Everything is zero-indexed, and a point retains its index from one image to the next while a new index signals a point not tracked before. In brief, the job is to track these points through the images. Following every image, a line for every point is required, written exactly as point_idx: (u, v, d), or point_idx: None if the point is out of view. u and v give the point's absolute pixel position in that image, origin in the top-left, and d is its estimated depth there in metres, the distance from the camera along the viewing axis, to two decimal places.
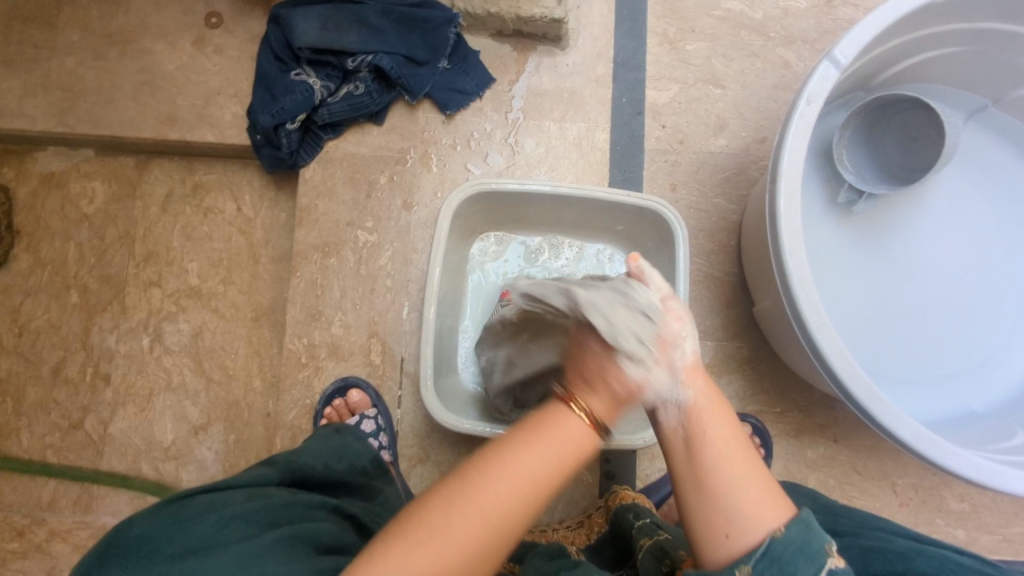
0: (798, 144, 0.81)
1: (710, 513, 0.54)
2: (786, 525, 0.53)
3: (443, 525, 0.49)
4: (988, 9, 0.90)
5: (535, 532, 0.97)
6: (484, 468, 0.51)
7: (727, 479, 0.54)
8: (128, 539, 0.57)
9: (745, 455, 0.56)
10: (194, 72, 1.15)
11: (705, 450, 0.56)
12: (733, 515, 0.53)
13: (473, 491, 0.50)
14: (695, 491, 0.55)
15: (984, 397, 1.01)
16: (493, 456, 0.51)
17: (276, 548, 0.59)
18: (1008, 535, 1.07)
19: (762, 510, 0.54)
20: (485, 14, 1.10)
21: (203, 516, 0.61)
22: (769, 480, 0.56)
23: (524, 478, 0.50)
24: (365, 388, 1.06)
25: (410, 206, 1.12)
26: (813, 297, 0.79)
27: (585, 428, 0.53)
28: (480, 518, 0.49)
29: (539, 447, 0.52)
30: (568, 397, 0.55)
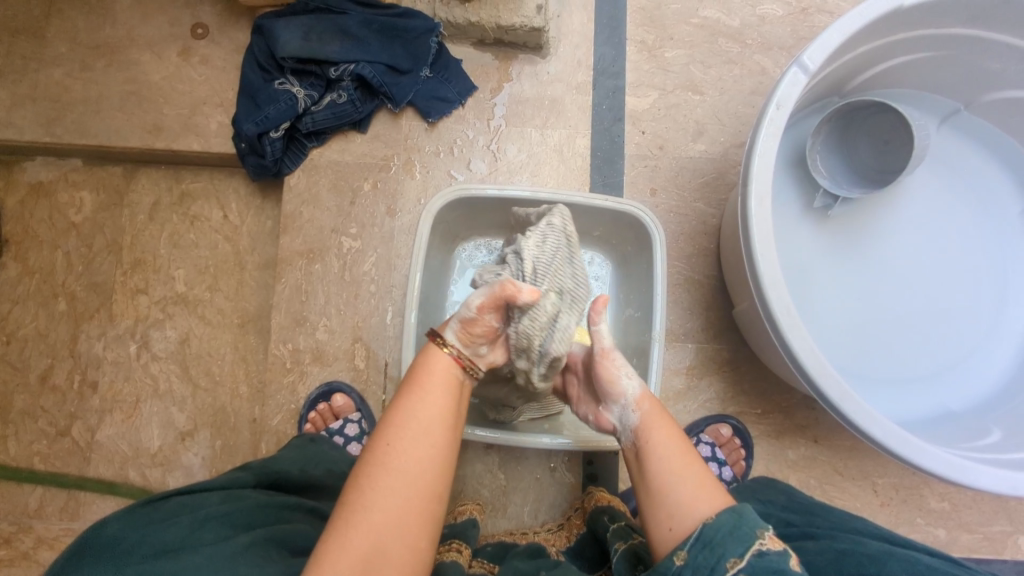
0: (768, 147, 0.83)
1: (652, 510, 0.63)
2: (718, 512, 0.59)
3: (364, 498, 0.59)
4: (955, 15, 0.92)
5: (515, 534, 0.98)
6: (376, 443, 0.63)
7: (665, 479, 0.63)
8: (101, 539, 0.57)
9: (688, 458, 0.65)
10: (180, 82, 1.17)
11: (650, 457, 0.66)
12: (667, 508, 0.62)
13: (383, 463, 0.61)
14: (641, 492, 0.65)
15: (962, 396, 1.02)
16: (382, 428, 0.64)
17: (251, 550, 0.60)
18: (988, 534, 1.08)
19: (694, 503, 0.61)
20: (466, 24, 1.12)
21: (178, 518, 0.62)
22: (710, 480, 0.63)
23: (418, 432, 0.63)
24: (348, 393, 1.07)
25: (393, 212, 1.13)
26: (785, 298, 0.81)
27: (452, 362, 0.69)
28: (392, 472, 0.60)
29: (410, 400, 0.65)
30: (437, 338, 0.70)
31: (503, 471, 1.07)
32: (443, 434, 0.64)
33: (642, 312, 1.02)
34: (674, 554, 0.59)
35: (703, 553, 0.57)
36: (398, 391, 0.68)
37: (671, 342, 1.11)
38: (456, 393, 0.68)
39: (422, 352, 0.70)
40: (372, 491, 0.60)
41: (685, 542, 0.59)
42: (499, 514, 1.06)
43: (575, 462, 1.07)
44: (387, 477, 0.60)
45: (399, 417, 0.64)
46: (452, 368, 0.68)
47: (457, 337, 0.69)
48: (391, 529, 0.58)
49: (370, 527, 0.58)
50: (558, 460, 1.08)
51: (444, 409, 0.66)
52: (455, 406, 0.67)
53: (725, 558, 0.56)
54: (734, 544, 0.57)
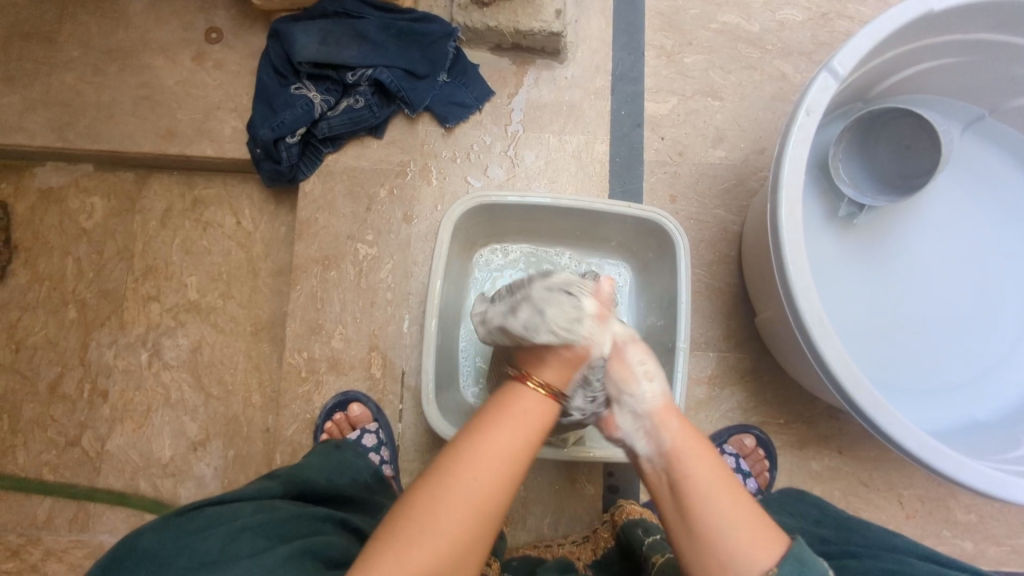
0: (798, 153, 0.81)
1: (702, 556, 0.56)
2: (779, 564, 0.54)
3: (430, 517, 0.53)
4: (984, 21, 0.90)
5: (539, 548, 0.95)
6: (452, 463, 0.55)
7: (716, 522, 0.56)
8: (137, 552, 0.57)
9: (732, 496, 0.57)
10: (194, 86, 1.15)
11: (693, 495, 0.58)
12: (725, 558, 0.55)
13: (453, 482, 0.54)
14: (684, 536, 0.58)
15: (989, 405, 1.01)
16: (459, 448, 0.56)
17: (286, 562, 0.58)
18: (1017, 547, 1.06)
19: (754, 551, 0.55)
20: (484, 28, 1.11)
21: (212, 529, 0.60)
22: (760, 517, 0.57)
23: (496, 458, 0.56)
24: (365, 403, 1.05)
25: (410, 218, 1.12)
26: (816, 307, 0.79)
27: (540, 398, 0.61)
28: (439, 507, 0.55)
29: (502, 427, 0.58)
30: (524, 375, 0.62)
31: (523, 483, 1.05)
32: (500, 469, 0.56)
33: (665, 320, 1.00)
34: None
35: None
36: (476, 413, 0.60)
37: (693, 350, 1.09)
38: (543, 425, 0.60)
39: (508, 388, 0.62)
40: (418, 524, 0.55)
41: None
42: (518, 526, 1.04)
43: (595, 473, 1.05)
44: (450, 503, 0.53)
45: (480, 443, 0.56)
46: (541, 411, 0.60)
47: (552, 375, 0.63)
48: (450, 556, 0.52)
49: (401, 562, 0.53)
50: (578, 471, 1.06)
51: (526, 444, 0.58)
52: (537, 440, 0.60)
53: None
54: None
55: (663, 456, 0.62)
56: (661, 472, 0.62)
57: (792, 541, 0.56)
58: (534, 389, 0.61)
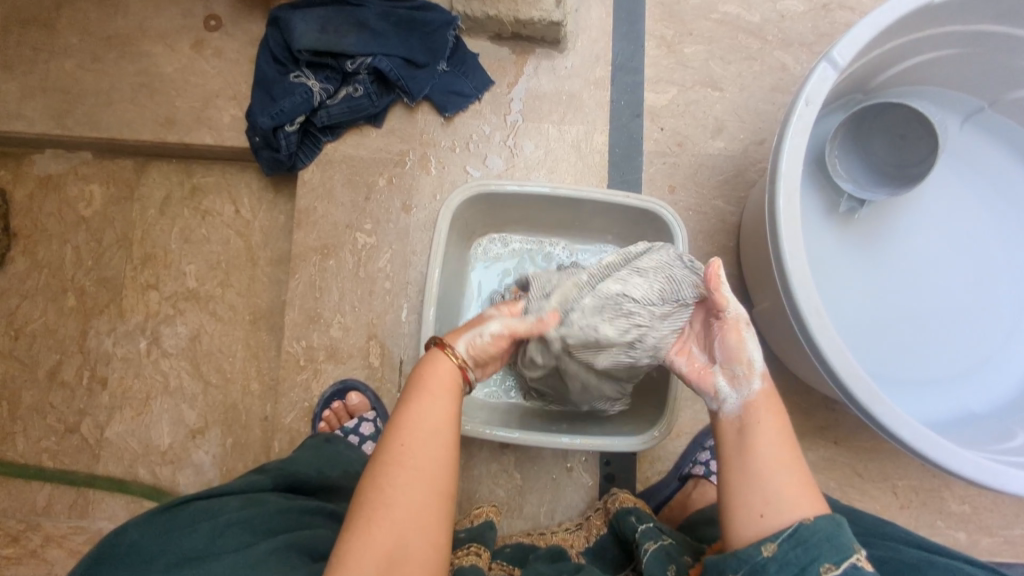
0: (798, 142, 0.81)
1: (748, 491, 0.61)
2: (816, 517, 0.58)
3: (384, 496, 0.58)
4: (986, 10, 0.90)
5: (533, 534, 0.96)
6: (387, 443, 0.61)
7: (771, 469, 0.61)
8: (123, 548, 0.59)
9: (789, 450, 0.63)
10: (193, 74, 1.15)
11: (758, 440, 0.63)
12: (769, 496, 0.60)
13: (394, 464, 0.60)
14: (737, 473, 0.62)
15: (986, 398, 1.01)
16: (392, 430, 0.62)
17: (272, 557, 0.59)
18: (1010, 537, 1.07)
19: (798, 504, 0.59)
20: (484, 17, 1.10)
21: (199, 524, 0.62)
22: (811, 483, 0.61)
23: (430, 426, 0.62)
24: (363, 391, 1.05)
25: (409, 208, 1.12)
26: (813, 298, 0.79)
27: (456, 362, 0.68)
28: (409, 473, 0.59)
29: (427, 400, 0.64)
30: (443, 343, 0.69)
31: (519, 472, 1.05)
32: (445, 433, 0.63)
33: None
34: (762, 545, 0.58)
35: (796, 551, 0.56)
36: (400, 392, 0.66)
37: None
38: (458, 396, 0.67)
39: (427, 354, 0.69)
40: (392, 488, 0.59)
41: (779, 536, 0.58)
42: (515, 514, 1.04)
43: (592, 462, 1.06)
44: (399, 476, 0.59)
45: (412, 415, 0.63)
46: (455, 376, 0.67)
47: (472, 351, 0.70)
48: (411, 528, 0.57)
49: (392, 528, 0.57)
50: (574, 461, 1.06)
51: (453, 409, 0.65)
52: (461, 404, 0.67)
53: (818, 561, 0.56)
54: (828, 551, 0.56)
55: (741, 406, 0.67)
56: (733, 416, 0.67)
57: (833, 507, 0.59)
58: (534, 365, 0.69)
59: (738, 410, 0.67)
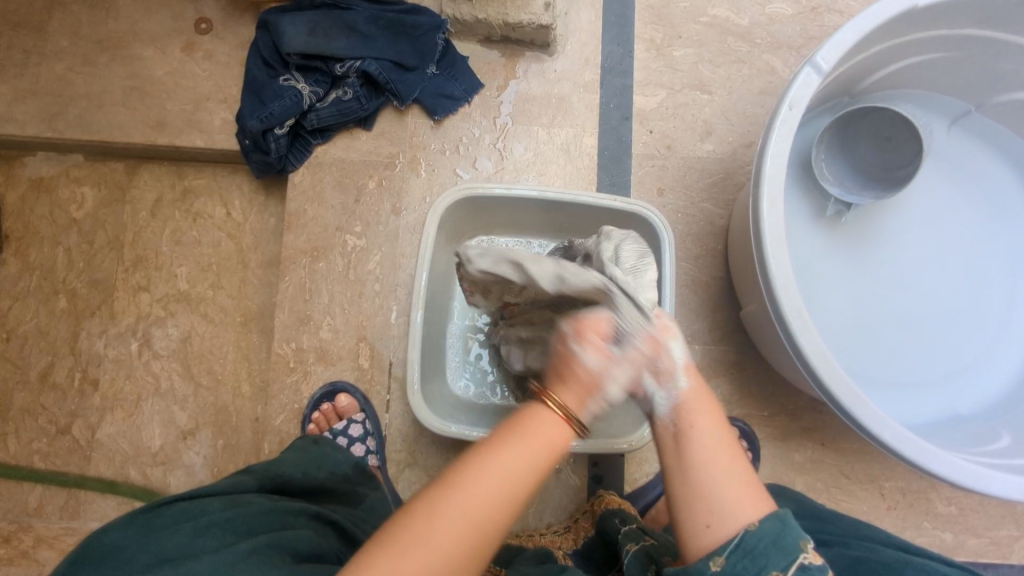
0: (781, 148, 0.82)
1: (693, 500, 0.58)
2: (761, 520, 0.57)
3: (408, 564, 0.50)
4: (970, 16, 0.91)
5: (522, 535, 0.97)
6: (431, 504, 0.53)
7: (713, 476, 0.58)
8: (103, 547, 0.59)
9: (730, 453, 0.60)
10: (183, 77, 1.15)
11: (693, 449, 0.60)
12: (713, 506, 0.57)
13: (455, 493, 0.53)
14: (681, 484, 0.59)
15: (971, 400, 1.02)
16: (458, 487, 0.53)
17: (252, 556, 0.59)
18: (996, 538, 1.08)
19: (744, 506, 0.57)
20: (473, 21, 1.11)
21: (180, 525, 0.62)
22: (755, 482, 0.59)
23: (494, 495, 0.53)
24: (353, 393, 1.06)
25: (399, 210, 1.12)
26: (796, 301, 0.80)
27: (559, 420, 0.57)
28: (443, 550, 0.51)
29: (518, 450, 0.56)
30: (546, 393, 0.58)
31: None
32: (505, 510, 0.54)
33: None
34: (712, 560, 0.56)
35: (745, 563, 0.55)
36: (500, 433, 0.57)
37: None
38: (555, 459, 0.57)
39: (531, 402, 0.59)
40: (417, 556, 0.51)
41: (727, 548, 0.56)
42: None
43: (580, 463, 1.06)
44: (438, 545, 0.51)
45: (496, 472, 0.54)
46: (559, 435, 0.57)
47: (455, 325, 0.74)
48: None
49: None
50: (563, 462, 1.07)
51: (542, 465, 0.56)
52: (548, 473, 0.57)
53: (766, 569, 0.55)
54: (775, 556, 0.55)
55: (673, 410, 0.62)
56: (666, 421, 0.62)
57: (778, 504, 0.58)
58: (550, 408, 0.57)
59: (670, 414, 0.62)
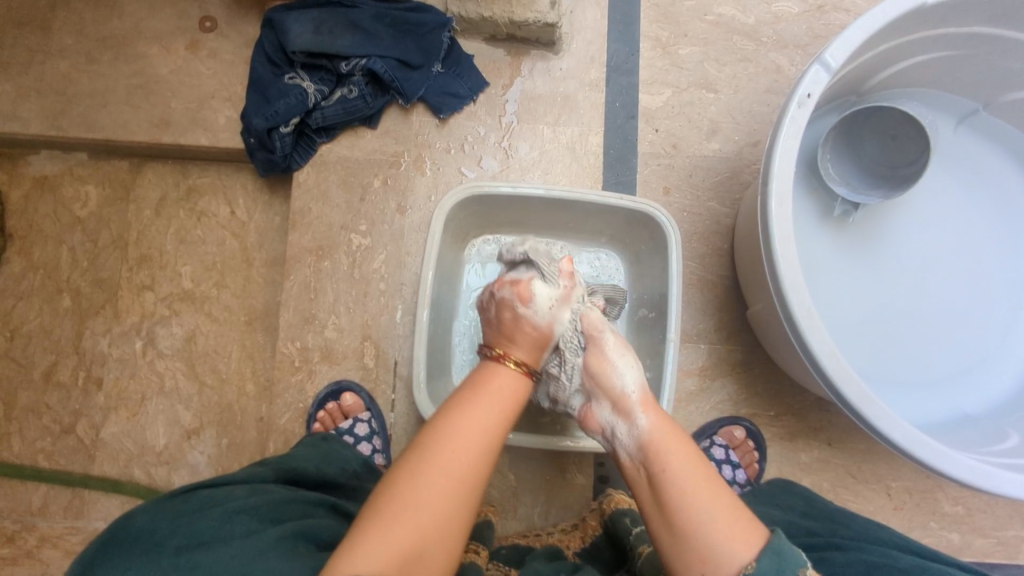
0: (789, 147, 0.81)
1: (686, 556, 0.60)
2: (758, 558, 0.57)
3: (409, 497, 0.58)
4: (978, 14, 0.90)
5: (528, 536, 0.96)
6: (424, 449, 0.62)
7: (697, 513, 0.61)
8: (132, 532, 0.58)
9: (708, 483, 0.63)
10: (188, 75, 1.15)
11: (669, 493, 0.63)
12: (706, 553, 0.59)
13: (431, 451, 0.61)
14: (666, 535, 0.62)
15: (979, 399, 1.01)
16: (431, 436, 0.63)
17: (280, 543, 0.60)
18: (1003, 539, 1.07)
19: (732, 542, 0.58)
20: (479, 19, 1.10)
21: (206, 510, 0.62)
22: (742, 510, 0.61)
23: (472, 429, 0.64)
24: (358, 392, 1.06)
25: (404, 209, 1.12)
26: (805, 300, 0.79)
27: (514, 375, 0.72)
28: (439, 471, 0.60)
29: (479, 399, 0.68)
30: (500, 356, 0.73)
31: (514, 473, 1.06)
32: (482, 439, 0.64)
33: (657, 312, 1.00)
34: None
35: None
36: (456, 391, 0.70)
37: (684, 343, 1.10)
38: (514, 402, 0.70)
39: (487, 367, 0.73)
40: (422, 483, 0.59)
41: None
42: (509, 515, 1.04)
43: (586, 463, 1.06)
44: (430, 474, 0.60)
45: (459, 416, 0.65)
46: (518, 387, 0.71)
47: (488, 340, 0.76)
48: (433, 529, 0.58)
49: (412, 526, 0.57)
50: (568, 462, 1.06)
51: (502, 415, 0.67)
52: (512, 416, 0.69)
53: None
54: None
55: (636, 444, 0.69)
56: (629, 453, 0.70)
57: (771, 532, 0.59)
58: (507, 367, 0.72)
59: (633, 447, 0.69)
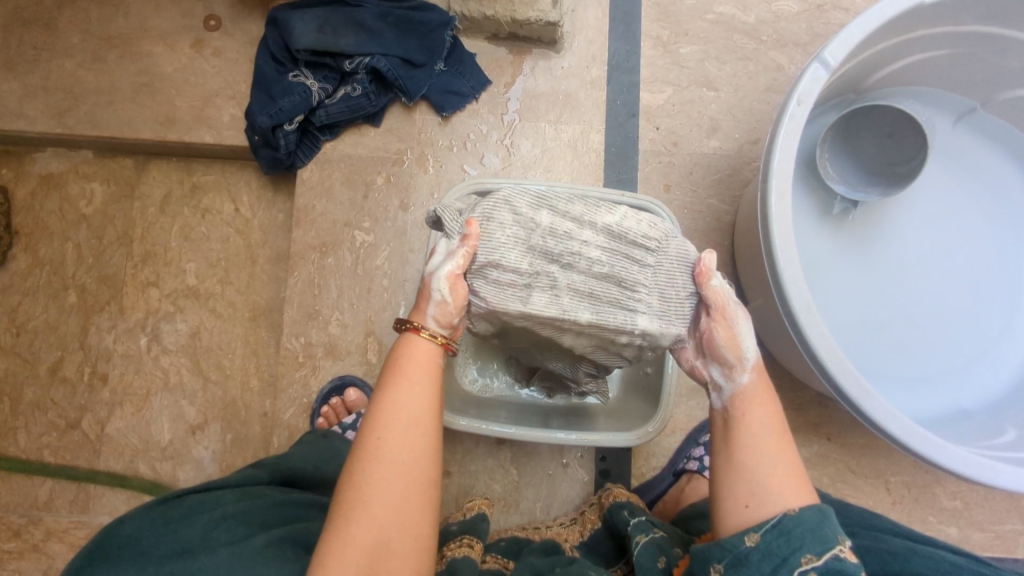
0: (789, 144, 0.82)
1: (736, 482, 0.62)
2: (802, 507, 0.59)
3: (358, 495, 0.59)
4: (977, 12, 0.91)
5: (527, 529, 0.97)
6: (363, 439, 0.62)
7: (761, 459, 0.62)
8: (119, 539, 0.59)
9: (779, 441, 0.64)
10: (192, 74, 1.16)
11: (747, 430, 0.65)
12: (755, 487, 0.61)
13: (372, 450, 0.61)
14: (726, 461, 0.64)
15: (977, 394, 1.02)
16: (369, 423, 0.62)
17: (265, 549, 0.61)
18: (1001, 533, 1.08)
19: (785, 491, 0.60)
20: (481, 18, 1.11)
21: (193, 518, 0.63)
22: (800, 471, 0.62)
23: (401, 416, 0.62)
24: (361, 387, 1.07)
25: (407, 206, 1.13)
26: (804, 295, 0.80)
27: (433, 346, 0.66)
28: (384, 465, 0.60)
29: (399, 383, 0.64)
30: (415, 325, 0.66)
31: (515, 467, 1.07)
32: (422, 421, 0.63)
33: None
34: (746, 535, 0.59)
35: (779, 542, 0.58)
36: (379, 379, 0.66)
37: None
38: (437, 376, 0.66)
39: (400, 342, 0.67)
40: (368, 484, 0.60)
41: (763, 526, 0.59)
42: (511, 510, 1.05)
43: (587, 458, 1.07)
44: (371, 471, 0.60)
45: (389, 403, 0.63)
46: (433, 356, 0.66)
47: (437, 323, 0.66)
48: (392, 519, 0.59)
49: (372, 523, 0.58)
50: (570, 456, 1.07)
51: (435, 391, 0.65)
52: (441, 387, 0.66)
53: (798, 552, 0.57)
54: (812, 543, 0.57)
55: (729, 398, 0.67)
56: (723, 408, 0.67)
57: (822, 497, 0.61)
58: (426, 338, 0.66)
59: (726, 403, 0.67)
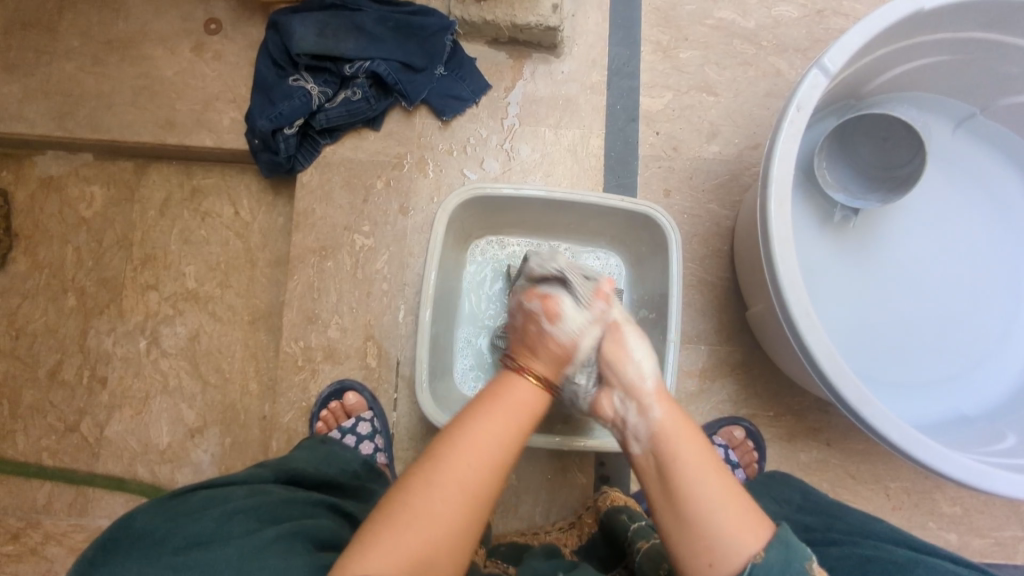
0: (788, 148, 0.82)
1: (691, 541, 0.57)
2: (766, 549, 0.55)
3: (425, 501, 0.56)
4: (973, 20, 0.91)
5: (526, 534, 0.97)
6: (449, 449, 0.59)
7: (708, 507, 0.58)
8: (134, 531, 0.58)
9: (719, 475, 0.60)
10: (193, 77, 1.16)
11: (684, 477, 0.60)
12: (713, 541, 0.56)
13: (445, 463, 0.58)
14: (676, 523, 0.59)
15: (976, 400, 1.02)
16: (455, 435, 0.60)
17: (278, 543, 0.60)
18: (1001, 539, 1.08)
19: (741, 532, 0.56)
20: (482, 22, 1.11)
21: (206, 511, 0.62)
22: (750, 503, 0.59)
23: (484, 447, 0.60)
24: (360, 391, 1.06)
25: (406, 210, 1.13)
26: (804, 302, 0.80)
27: (532, 390, 0.67)
28: (456, 484, 0.57)
29: (493, 414, 0.63)
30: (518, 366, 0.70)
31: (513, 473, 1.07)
32: (497, 464, 0.60)
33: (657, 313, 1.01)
34: None
35: None
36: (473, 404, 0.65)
37: (684, 344, 1.11)
38: (529, 420, 0.65)
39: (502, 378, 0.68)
40: (435, 497, 0.56)
41: None
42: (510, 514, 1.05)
43: (587, 463, 1.07)
44: (443, 489, 0.56)
45: (473, 429, 0.61)
46: (536, 402, 0.66)
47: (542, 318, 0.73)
48: (444, 537, 0.55)
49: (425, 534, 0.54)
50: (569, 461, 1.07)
51: (513, 430, 0.63)
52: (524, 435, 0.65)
53: None
54: None
55: (648, 438, 0.65)
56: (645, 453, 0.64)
57: (779, 525, 0.57)
58: (528, 380, 0.67)
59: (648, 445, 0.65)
